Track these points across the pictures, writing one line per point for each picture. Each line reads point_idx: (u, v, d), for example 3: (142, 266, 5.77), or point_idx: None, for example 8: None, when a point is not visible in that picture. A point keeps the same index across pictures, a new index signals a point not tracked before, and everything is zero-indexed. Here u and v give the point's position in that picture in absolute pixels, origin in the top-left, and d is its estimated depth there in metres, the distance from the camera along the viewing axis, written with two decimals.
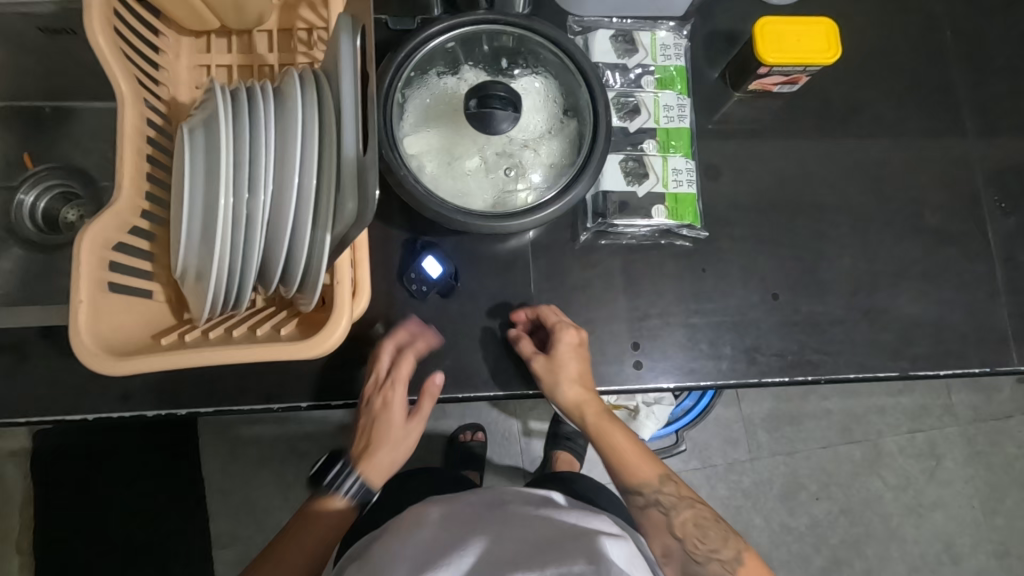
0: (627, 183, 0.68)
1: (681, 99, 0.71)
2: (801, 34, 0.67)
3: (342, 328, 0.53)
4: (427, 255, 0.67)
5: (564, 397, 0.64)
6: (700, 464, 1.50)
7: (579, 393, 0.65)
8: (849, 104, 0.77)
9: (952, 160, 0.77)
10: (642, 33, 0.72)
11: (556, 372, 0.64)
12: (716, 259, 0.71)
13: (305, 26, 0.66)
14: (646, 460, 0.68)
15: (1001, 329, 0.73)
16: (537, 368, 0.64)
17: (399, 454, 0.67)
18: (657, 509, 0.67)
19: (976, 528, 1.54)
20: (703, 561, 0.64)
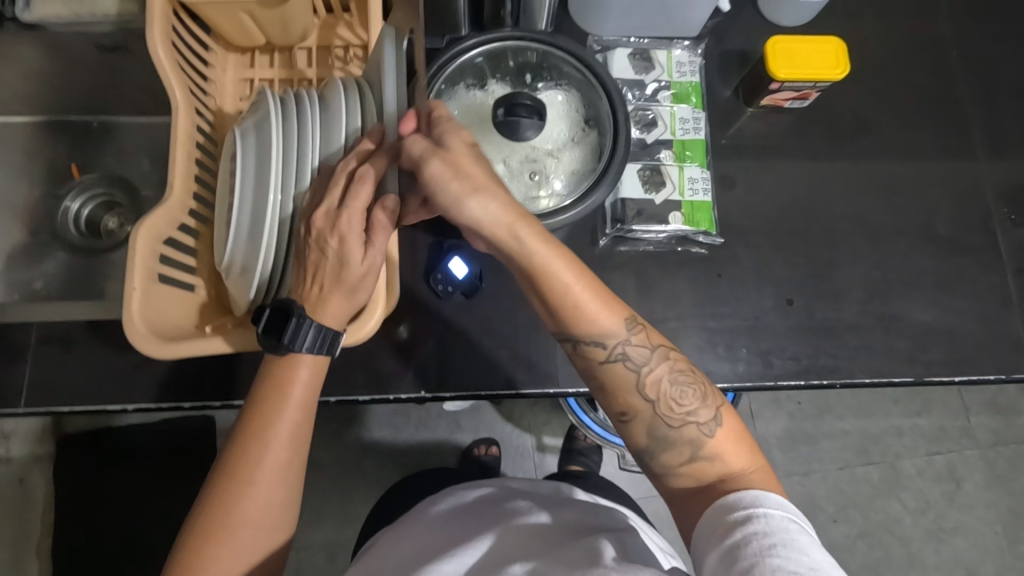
0: (645, 191, 0.71)
1: (696, 112, 0.74)
2: (811, 52, 0.71)
3: (378, 317, 0.56)
4: (454, 256, 0.69)
5: (473, 216, 0.52)
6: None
7: (490, 207, 0.52)
8: (859, 120, 0.80)
9: (962, 173, 0.79)
10: (658, 51, 0.76)
11: (456, 171, 0.51)
12: (731, 265, 0.73)
13: (342, 44, 0.70)
14: (604, 306, 0.54)
15: (1015, 337, 0.74)
16: (433, 170, 0.50)
17: (362, 292, 0.54)
18: (622, 364, 0.54)
19: (1000, 556, 1.51)
20: (677, 425, 0.53)
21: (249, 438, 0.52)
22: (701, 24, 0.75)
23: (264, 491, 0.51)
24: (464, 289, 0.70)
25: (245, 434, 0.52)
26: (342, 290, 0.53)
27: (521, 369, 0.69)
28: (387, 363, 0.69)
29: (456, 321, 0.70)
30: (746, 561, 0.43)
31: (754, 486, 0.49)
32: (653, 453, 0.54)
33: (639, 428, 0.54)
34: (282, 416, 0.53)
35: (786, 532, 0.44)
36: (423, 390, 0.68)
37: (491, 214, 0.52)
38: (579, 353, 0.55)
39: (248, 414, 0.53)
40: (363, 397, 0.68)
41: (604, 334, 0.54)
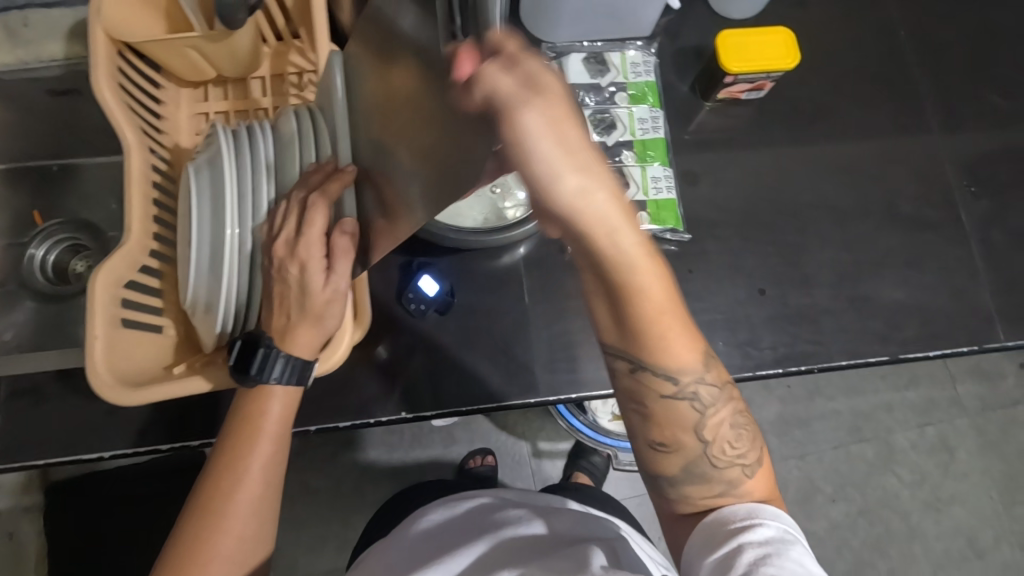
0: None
1: (654, 112, 0.75)
2: (761, 44, 0.72)
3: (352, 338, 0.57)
4: (423, 274, 0.69)
5: (571, 203, 0.39)
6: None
7: (594, 199, 0.39)
8: (817, 106, 0.80)
9: (921, 149, 0.80)
10: (612, 53, 0.76)
11: (559, 132, 0.37)
12: (704, 260, 0.74)
13: (295, 70, 0.70)
14: (685, 338, 0.50)
15: (986, 308, 0.75)
16: (529, 125, 0.36)
17: (331, 316, 0.53)
18: (686, 403, 0.52)
19: (997, 521, 1.52)
20: (724, 466, 0.52)
21: (223, 475, 0.51)
22: (652, 24, 0.76)
23: (237, 530, 0.51)
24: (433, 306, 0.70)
25: (219, 470, 0.51)
26: (311, 317, 0.52)
27: (502, 381, 0.69)
28: (367, 387, 0.68)
29: (432, 338, 0.70)
30: (741, 566, 0.45)
31: (760, 500, 0.52)
32: (677, 482, 0.53)
33: (675, 460, 0.53)
34: (258, 451, 0.52)
35: (781, 542, 0.47)
36: (404, 411, 0.68)
37: (596, 205, 0.40)
38: (640, 377, 0.52)
39: (221, 451, 0.52)
40: (345, 423, 0.67)
41: (674, 368, 0.51)
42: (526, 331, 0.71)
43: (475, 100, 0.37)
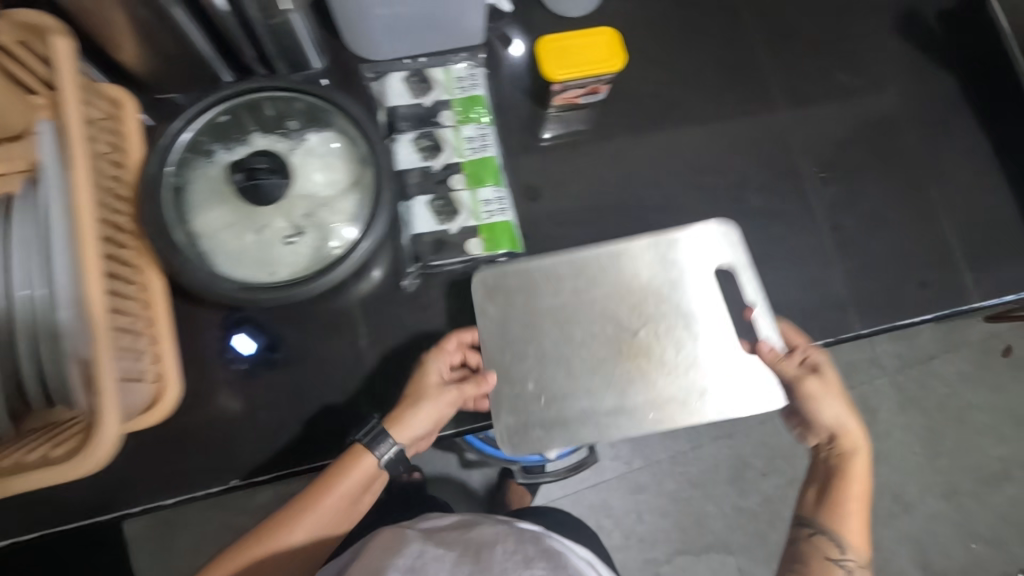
0: (439, 223, 0.69)
1: (483, 128, 0.71)
2: (587, 44, 0.69)
3: (176, 392, 0.61)
4: (239, 332, 0.66)
5: (824, 417, 0.67)
6: (644, 465, 1.48)
7: (841, 425, 0.67)
8: (662, 102, 0.79)
9: (768, 136, 0.79)
10: (434, 70, 0.72)
11: (829, 390, 0.66)
12: (610, 304, 0.70)
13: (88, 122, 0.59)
14: (859, 524, 0.66)
15: (838, 296, 0.75)
16: (813, 386, 0.66)
17: (419, 424, 0.62)
18: (841, 566, 0.65)
19: (925, 468, 1.51)
20: None
21: (334, 513, 0.63)
22: (483, 29, 0.74)
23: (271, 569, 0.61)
24: (252, 367, 0.66)
25: (281, 519, 0.62)
26: (408, 407, 0.62)
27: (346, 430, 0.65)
28: (193, 456, 0.64)
29: (264, 395, 0.66)
30: None
31: None
32: None
33: None
34: (355, 500, 0.64)
35: None
36: (234, 479, 0.64)
37: (831, 424, 0.67)
38: (816, 540, 0.66)
39: (309, 499, 0.62)
40: (170, 501, 0.63)
41: (841, 535, 0.66)
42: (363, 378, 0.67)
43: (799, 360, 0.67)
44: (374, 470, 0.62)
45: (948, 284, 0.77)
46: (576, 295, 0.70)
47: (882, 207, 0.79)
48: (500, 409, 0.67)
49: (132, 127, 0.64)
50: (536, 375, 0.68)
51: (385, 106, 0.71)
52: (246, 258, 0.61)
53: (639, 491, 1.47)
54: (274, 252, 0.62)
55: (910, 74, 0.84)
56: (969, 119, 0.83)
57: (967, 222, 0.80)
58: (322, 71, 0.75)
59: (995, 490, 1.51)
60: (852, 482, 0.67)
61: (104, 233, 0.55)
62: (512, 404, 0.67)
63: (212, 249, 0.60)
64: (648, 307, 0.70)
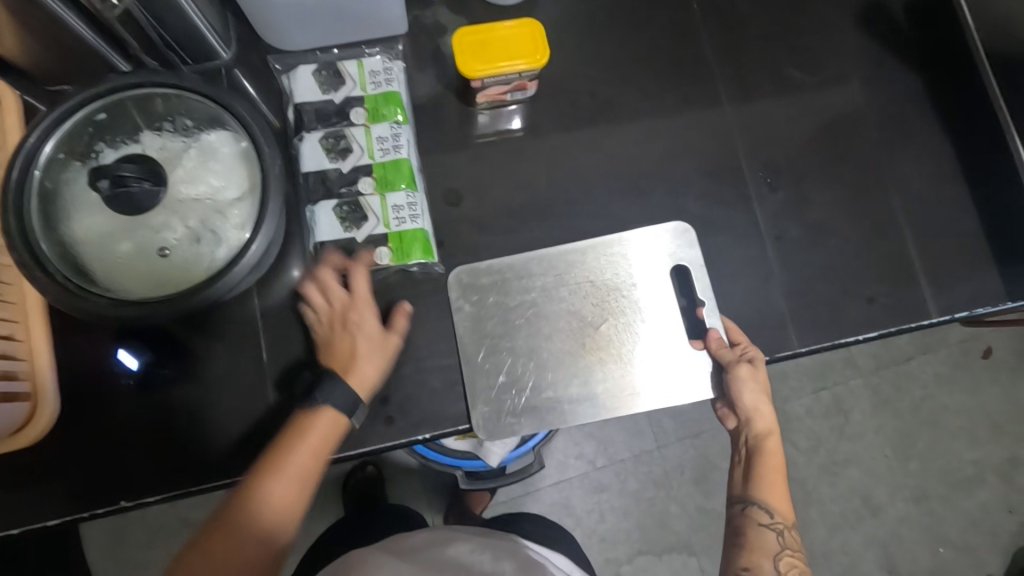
0: (344, 230, 0.65)
1: (396, 127, 0.67)
2: (505, 37, 0.64)
3: (54, 404, 0.61)
4: (121, 349, 0.64)
5: (749, 406, 0.64)
6: (609, 464, 1.16)
7: (762, 414, 0.65)
8: (598, 100, 0.76)
9: (710, 136, 0.76)
10: (347, 62, 0.68)
11: (759, 381, 0.64)
12: (574, 300, 0.69)
13: None
14: (786, 499, 0.64)
15: (778, 311, 0.71)
16: (743, 373, 0.64)
17: (375, 372, 0.62)
18: (772, 532, 0.63)
19: (889, 479, 1.17)
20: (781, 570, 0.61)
21: (306, 469, 0.58)
22: (404, 18, 0.71)
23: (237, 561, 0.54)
24: (145, 379, 0.63)
25: (247, 493, 0.56)
26: (366, 360, 0.62)
27: (246, 444, 0.63)
28: (80, 473, 0.61)
29: (158, 410, 0.63)
30: None
31: None
32: None
33: None
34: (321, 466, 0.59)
35: None
36: (122, 499, 0.61)
37: (749, 407, 0.64)
38: (747, 513, 0.64)
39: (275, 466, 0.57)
40: (54, 521, 0.60)
41: (768, 503, 0.64)
42: (264, 393, 0.64)
43: (728, 355, 0.65)
44: (337, 421, 0.60)
45: (899, 298, 0.73)
46: (545, 293, 0.69)
47: (831, 214, 0.75)
48: (472, 400, 0.66)
49: (11, 121, 0.61)
50: (507, 365, 0.67)
51: (293, 101, 0.67)
52: (125, 270, 0.56)
53: (600, 493, 1.16)
54: (156, 262, 0.56)
55: (869, 71, 0.79)
56: (931, 122, 0.78)
57: (924, 233, 0.75)
58: (232, 60, 0.71)
59: (961, 508, 1.16)
60: (773, 455, 0.65)
61: None
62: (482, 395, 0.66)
63: (86, 260, 0.55)
64: (609, 303, 0.69)
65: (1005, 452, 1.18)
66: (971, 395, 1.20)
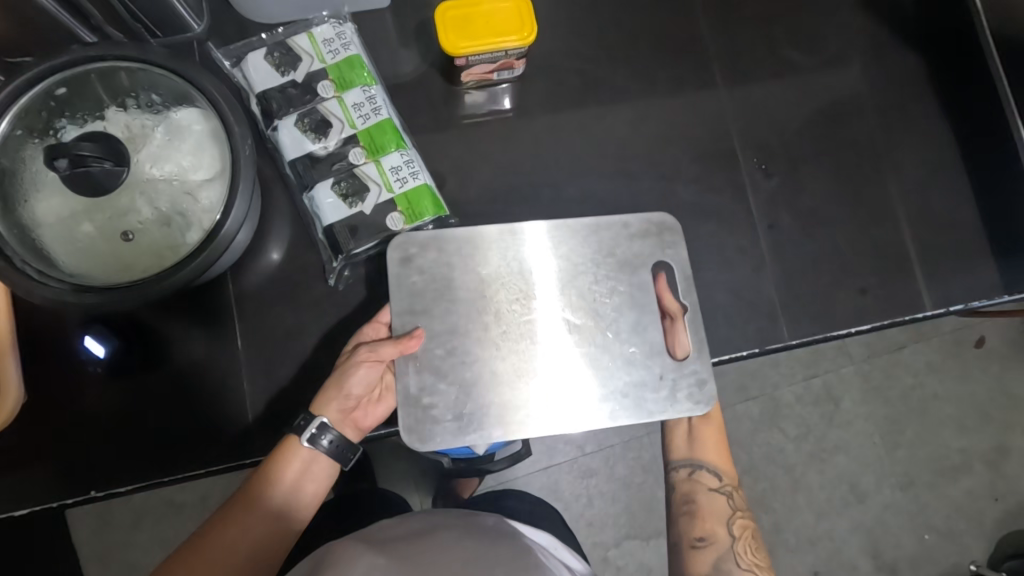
0: (349, 206, 0.63)
1: (369, 91, 0.64)
2: (493, 11, 0.61)
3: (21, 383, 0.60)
4: (88, 335, 0.62)
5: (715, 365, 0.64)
6: (597, 449, 1.15)
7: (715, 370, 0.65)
8: (588, 80, 0.73)
9: (704, 119, 0.73)
10: (297, 37, 0.64)
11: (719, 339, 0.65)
12: (518, 293, 0.63)
13: None
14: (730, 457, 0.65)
15: (769, 302, 0.69)
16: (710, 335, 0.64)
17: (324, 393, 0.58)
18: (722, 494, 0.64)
19: (877, 466, 1.16)
20: (737, 534, 0.61)
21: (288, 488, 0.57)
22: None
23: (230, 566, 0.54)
24: (114, 366, 0.61)
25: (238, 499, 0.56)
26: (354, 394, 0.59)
27: (219, 435, 0.61)
28: (49, 461, 0.60)
29: (127, 398, 0.61)
30: None
31: None
32: None
33: (711, 556, 0.60)
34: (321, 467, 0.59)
35: None
36: (91, 490, 0.59)
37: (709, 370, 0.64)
38: (694, 477, 0.64)
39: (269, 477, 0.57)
40: (21, 510, 0.59)
41: (715, 466, 0.64)
42: (238, 381, 0.63)
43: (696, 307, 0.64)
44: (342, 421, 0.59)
45: (893, 290, 0.71)
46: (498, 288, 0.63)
47: (826, 202, 0.72)
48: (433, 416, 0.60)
49: None
50: (460, 366, 0.61)
51: (253, 91, 0.64)
52: (88, 254, 0.53)
53: (588, 478, 1.15)
54: (123, 247, 0.54)
55: (870, 53, 0.76)
56: (930, 107, 0.76)
57: (920, 222, 0.73)
58: (205, 33, 0.68)
59: (947, 495, 1.16)
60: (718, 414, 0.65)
61: None
62: (426, 393, 0.60)
63: (49, 241, 0.53)
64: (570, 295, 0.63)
65: (992, 440, 1.18)
66: (962, 384, 1.19)
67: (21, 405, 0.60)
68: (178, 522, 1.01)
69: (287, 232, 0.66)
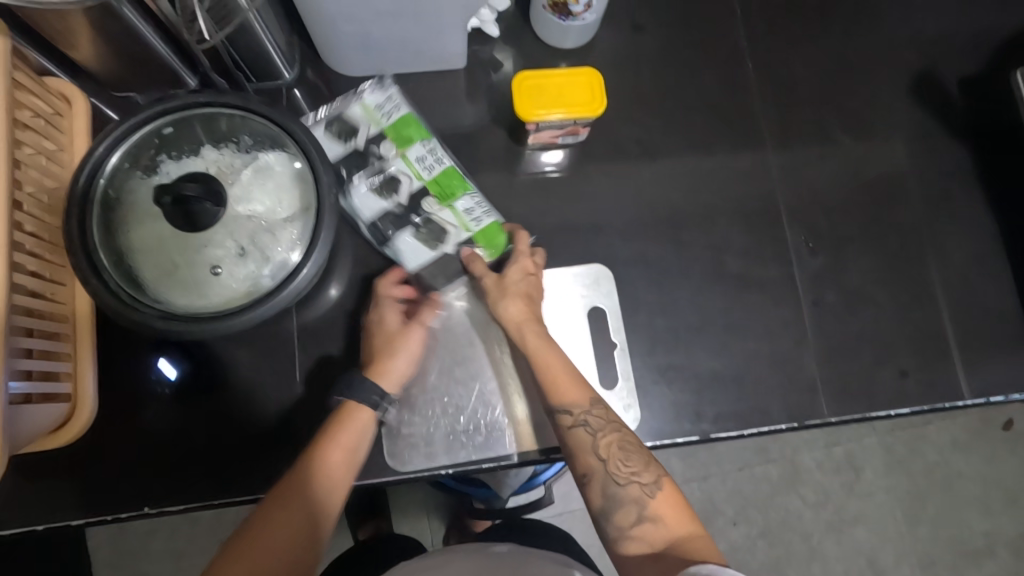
0: (434, 250, 0.67)
1: (428, 144, 0.68)
2: (566, 84, 0.65)
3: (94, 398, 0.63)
4: (162, 357, 0.65)
5: (505, 313, 0.65)
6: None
7: (508, 308, 0.65)
8: (645, 147, 0.77)
9: (753, 192, 0.76)
10: (350, 109, 0.68)
11: (501, 289, 0.65)
12: (479, 339, 0.69)
13: (32, 113, 0.58)
14: (572, 379, 0.61)
15: (810, 377, 0.71)
16: (487, 285, 0.66)
17: (402, 368, 0.64)
18: (583, 430, 0.59)
19: (899, 544, 1.15)
20: (603, 455, 0.58)
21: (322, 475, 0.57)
22: (464, 55, 0.73)
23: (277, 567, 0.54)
24: (181, 388, 0.65)
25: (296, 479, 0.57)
26: (390, 359, 0.63)
27: (270, 462, 0.64)
28: (110, 474, 0.62)
29: (187, 420, 0.64)
30: None
31: None
32: (607, 513, 0.57)
33: (595, 487, 0.58)
34: (349, 482, 0.59)
35: None
36: (146, 506, 0.62)
37: (504, 316, 0.65)
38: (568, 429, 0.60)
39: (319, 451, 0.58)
40: (77, 521, 0.62)
41: (562, 404, 0.60)
42: (293, 412, 0.65)
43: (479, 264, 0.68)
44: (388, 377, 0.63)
45: (931, 374, 0.72)
46: (465, 338, 0.69)
47: (869, 282, 0.74)
48: (405, 449, 0.66)
49: (79, 126, 0.64)
50: (426, 401, 0.67)
51: None
52: (177, 284, 0.57)
53: None
54: (208, 280, 0.57)
55: (918, 142, 0.79)
56: (976, 198, 0.78)
57: (960, 308, 0.74)
58: (293, 80, 0.73)
59: None
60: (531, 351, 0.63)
61: (19, 250, 0.55)
62: (405, 424, 0.66)
63: (140, 268, 0.56)
64: None
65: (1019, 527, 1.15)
66: (989, 466, 1.17)
67: (91, 419, 0.63)
68: (194, 535, 1.02)
69: (349, 272, 0.70)
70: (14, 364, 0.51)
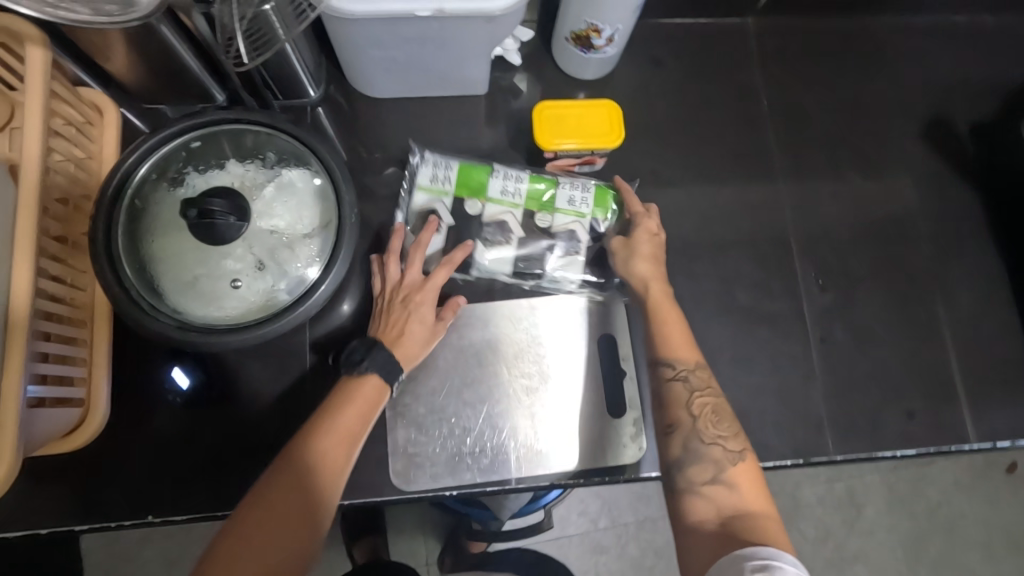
0: (575, 264, 0.72)
1: (499, 173, 0.72)
2: (586, 115, 0.67)
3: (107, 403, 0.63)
4: (176, 366, 0.66)
5: (636, 270, 0.66)
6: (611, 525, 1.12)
7: (640, 265, 0.67)
8: (659, 178, 0.78)
9: (764, 227, 0.77)
10: (414, 200, 0.71)
11: (632, 248, 0.68)
12: (488, 360, 0.69)
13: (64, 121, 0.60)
14: (686, 340, 0.63)
15: (816, 414, 0.71)
16: (616, 245, 0.69)
17: (418, 349, 0.64)
18: (679, 381, 0.60)
19: None
20: (695, 412, 0.59)
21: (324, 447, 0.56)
22: (486, 82, 0.75)
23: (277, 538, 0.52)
24: (192, 398, 0.65)
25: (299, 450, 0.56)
26: (411, 343, 0.63)
27: None
28: (117, 481, 0.63)
29: (196, 430, 0.64)
30: None
31: None
32: (681, 466, 0.57)
33: (675, 441, 0.58)
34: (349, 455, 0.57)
35: None
36: (150, 515, 0.62)
37: (633, 274, 0.66)
38: (670, 379, 0.60)
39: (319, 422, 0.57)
40: (81, 526, 0.62)
41: (671, 356, 0.61)
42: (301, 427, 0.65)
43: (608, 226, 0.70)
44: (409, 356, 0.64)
45: (937, 416, 0.72)
46: (473, 359, 0.69)
47: (877, 321, 0.75)
48: (410, 469, 0.66)
49: (108, 135, 0.65)
50: (433, 421, 0.68)
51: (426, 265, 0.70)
52: (195, 295, 0.57)
53: (599, 554, 1.12)
54: (226, 293, 0.58)
55: (929, 186, 0.80)
56: (984, 243, 0.79)
57: (967, 351, 0.75)
58: (317, 99, 0.75)
59: None
60: (659, 306, 0.64)
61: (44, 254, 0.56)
62: (412, 444, 0.66)
63: (160, 279, 0.57)
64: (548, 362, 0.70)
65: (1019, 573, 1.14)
66: (991, 510, 1.16)
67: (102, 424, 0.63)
68: (188, 544, 1.01)
69: (363, 289, 0.70)
70: (33, 367, 0.52)
